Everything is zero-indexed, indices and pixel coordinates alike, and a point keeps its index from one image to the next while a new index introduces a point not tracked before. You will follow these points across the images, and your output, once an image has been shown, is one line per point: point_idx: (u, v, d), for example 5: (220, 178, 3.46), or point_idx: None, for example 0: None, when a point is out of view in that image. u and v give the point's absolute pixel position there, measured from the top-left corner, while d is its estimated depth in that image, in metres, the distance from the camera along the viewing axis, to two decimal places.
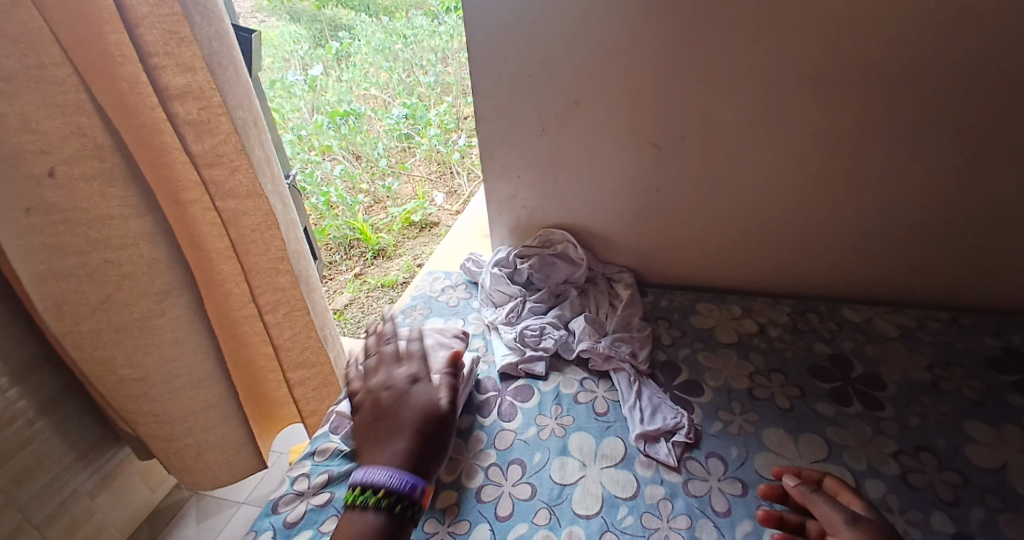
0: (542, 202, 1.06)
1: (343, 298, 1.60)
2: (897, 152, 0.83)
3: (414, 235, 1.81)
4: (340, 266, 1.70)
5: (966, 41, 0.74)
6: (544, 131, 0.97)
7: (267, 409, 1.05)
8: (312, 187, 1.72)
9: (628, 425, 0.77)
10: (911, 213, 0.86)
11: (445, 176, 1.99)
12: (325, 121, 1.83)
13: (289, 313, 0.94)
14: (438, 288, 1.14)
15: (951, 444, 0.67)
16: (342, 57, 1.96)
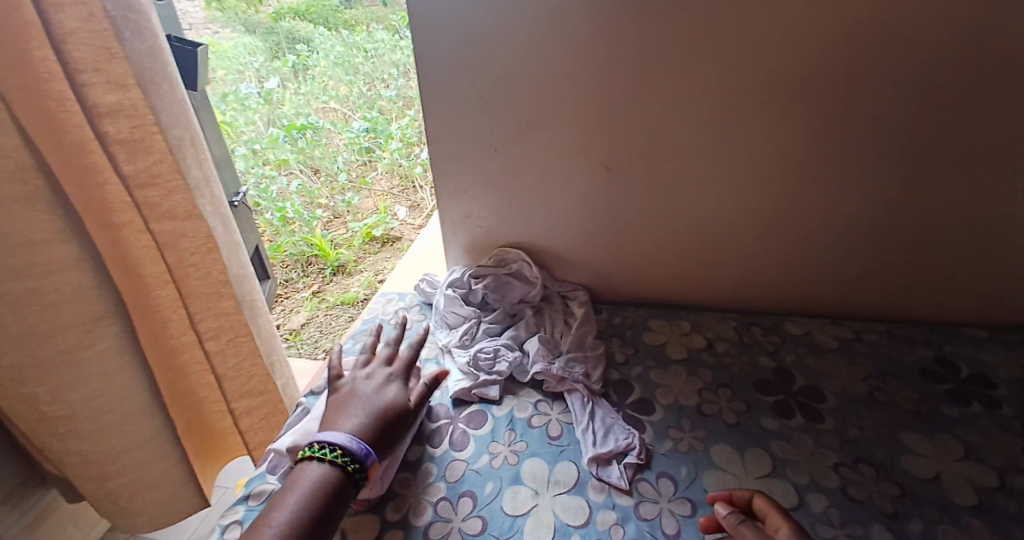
0: (497, 221, 1.05)
1: (300, 317, 1.53)
2: (841, 169, 0.85)
3: (376, 251, 1.77)
4: (297, 284, 1.61)
5: (902, 63, 0.76)
6: (497, 151, 0.96)
7: (211, 441, 0.99)
8: (267, 202, 1.66)
9: (581, 448, 0.76)
10: (852, 228, 0.89)
11: (408, 190, 1.99)
12: (283, 135, 1.73)
13: (233, 340, 0.89)
14: (391, 310, 1.11)
15: (888, 456, 0.69)
16: (299, 70, 1.83)
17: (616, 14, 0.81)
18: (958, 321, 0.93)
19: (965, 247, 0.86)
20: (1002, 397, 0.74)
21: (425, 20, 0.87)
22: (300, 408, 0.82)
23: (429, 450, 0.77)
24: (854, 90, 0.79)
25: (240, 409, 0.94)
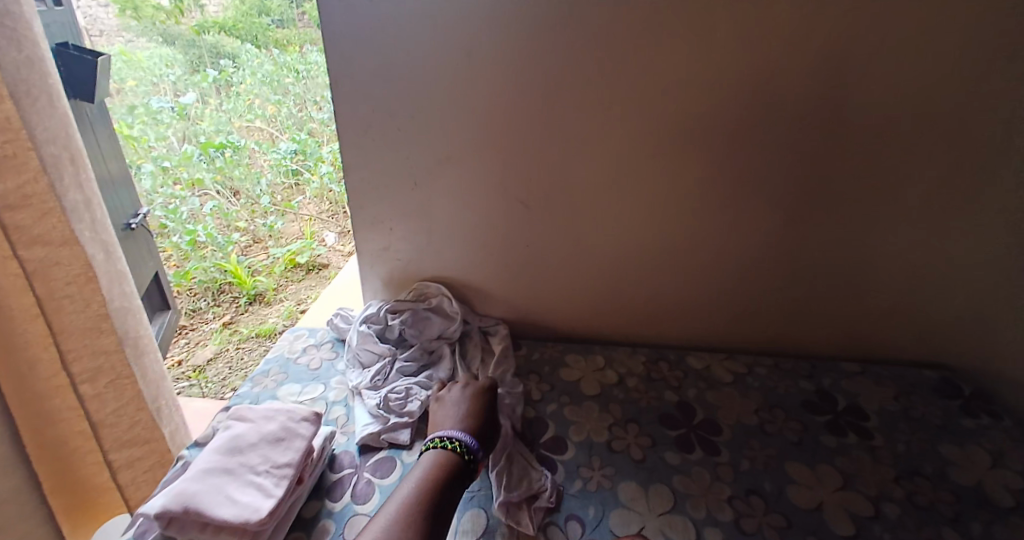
0: (416, 255, 1.02)
1: (207, 351, 1.42)
2: (743, 211, 0.90)
3: (298, 278, 1.66)
4: (206, 314, 1.51)
5: (795, 116, 0.82)
6: (416, 185, 0.95)
7: (82, 497, 0.87)
8: (175, 223, 1.58)
9: (493, 494, 0.73)
10: (756, 270, 0.94)
11: (337, 216, 1.86)
12: (197, 153, 1.67)
13: (113, 382, 0.80)
14: (298, 347, 1.04)
15: (776, 487, 0.72)
16: (220, 85, 1.76)
17: (535, 56, 0.83)
18: (848, 355, 0.99)
19: (852, 288, 0.93)
20: (873, 426, 0.80)
21: (343, 49, 0.85)
22: (182, 460, 0.75)
23: (328, 505, 0.73)
24: (753, 138, 0.84)
25: (119, 461, 0.85)
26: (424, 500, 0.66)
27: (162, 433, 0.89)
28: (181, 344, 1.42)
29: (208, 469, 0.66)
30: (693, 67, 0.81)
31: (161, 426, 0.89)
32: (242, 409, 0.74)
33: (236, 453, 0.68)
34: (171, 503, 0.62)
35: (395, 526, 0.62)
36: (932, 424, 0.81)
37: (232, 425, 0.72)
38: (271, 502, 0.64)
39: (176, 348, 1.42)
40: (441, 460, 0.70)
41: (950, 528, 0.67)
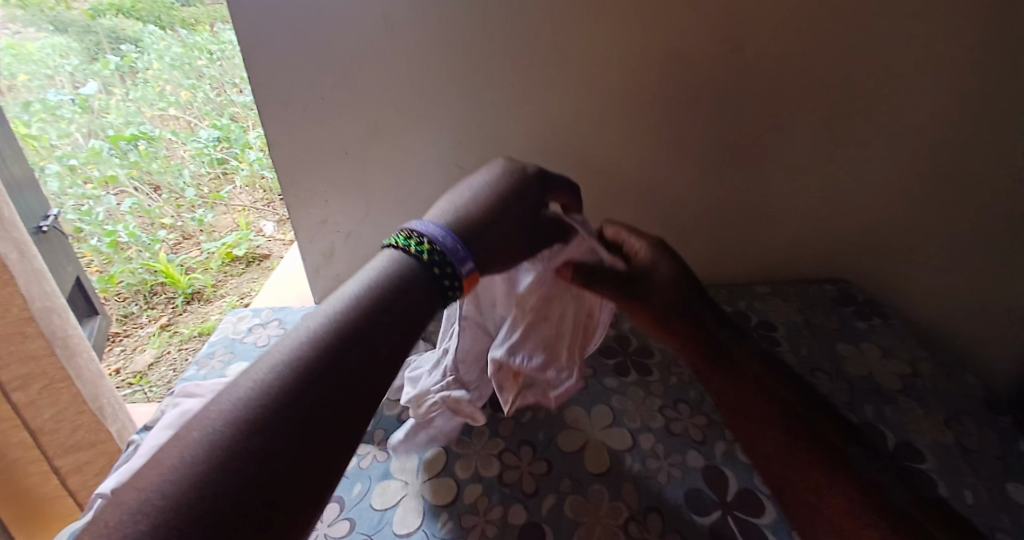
0: (357, 225, 1.02)
1: (147, 355, 1.37)
2: (661, 157, 0.93)
3: (239, 271, 1.51)
4: (139, 318, 1.45)
5: (697, 63, 0.85)
6: (347, 154, 0.95)
7: (33, 510, 0.90)
8: (92, 226, 1.53)
9: (451, 431, 0.71)
10: (687, 214, 0.99)
11: (270, 203, 1.67)
12: (107, 147, 1.60)
13: (46, 387, 0.85)
14: (243, 327, 1.04)
15: (700, 394, 0.76)
16: (127, 73, 1.67)
17: (449, 19, 0.83)
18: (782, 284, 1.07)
19: (776, 221, 0.99)
20: (781, 337, 0.90)
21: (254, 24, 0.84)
22: (130, 446, 0.75)
23: None
24: (662, 86, 0.87)
25: (67, 467, 0.93)
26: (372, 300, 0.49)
27: (107, 433, 0.97)
28: (117, 353, 1.38)
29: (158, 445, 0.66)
30: (603, 19, 0.82)
31: (105, 426, 0.97)
32: (190, 386, 0.75)
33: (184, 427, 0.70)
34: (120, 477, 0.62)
35: (302, 349, 0.44)
36: (829, 328, 0.92)
37: (179, 402, 0.74)
38: None
39: (113, 356, 1.38)
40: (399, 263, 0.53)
41: (848, 415, 0.74)
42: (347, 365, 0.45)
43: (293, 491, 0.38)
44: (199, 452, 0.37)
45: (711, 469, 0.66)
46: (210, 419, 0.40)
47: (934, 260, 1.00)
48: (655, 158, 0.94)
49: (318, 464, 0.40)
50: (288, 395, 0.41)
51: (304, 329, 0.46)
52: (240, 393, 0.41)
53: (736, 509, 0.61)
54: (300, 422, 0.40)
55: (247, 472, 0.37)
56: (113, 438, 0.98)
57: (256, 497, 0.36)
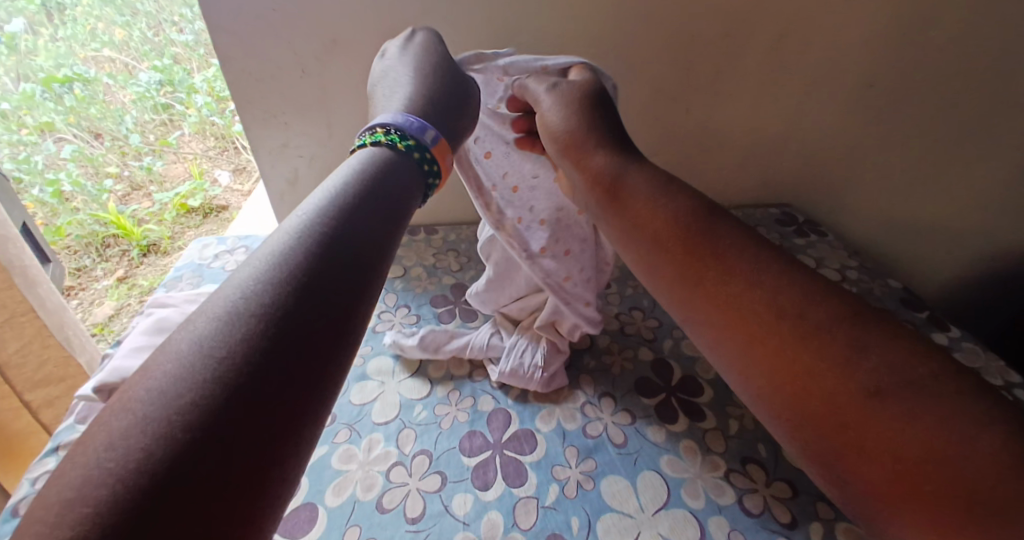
0: (322, 149, 0.88)
1: (106, 309, 1.17)
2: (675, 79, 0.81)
3: (197, 225, 1.34)
4: (94, 271, 1.20)
5: None
6: (306, 73, 0.80)
7: (14, 445, 0.87)
8: (29, 176, 1.13)
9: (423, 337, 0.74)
10: (679, 154, 0.90)
11: (228, 152, 1.42)
12: (39, 91, 1.13)
13: (10, 321, 0.80)
14: (210, 254, 0.90)
15: (652, 301, 0.81)
16: (51, 6, 1.12)
17: None
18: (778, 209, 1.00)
19: (791, 152, 0.90)
20: None
21: None
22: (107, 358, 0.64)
23: None
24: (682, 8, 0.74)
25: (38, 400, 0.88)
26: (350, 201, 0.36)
27: (77, 366, 0.92)
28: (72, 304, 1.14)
29: (139, 347, 0.59)
30: None
31: (75, 359, 0.92)
32: (161, 296, 0.66)
33: (164, 333, 0.61)
34: (108, 376, 0.56)
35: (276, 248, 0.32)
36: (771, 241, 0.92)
37: (151, 313, 0.64)
38: None
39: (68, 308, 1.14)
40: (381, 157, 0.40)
41: None
42: (346, 260, 0.33)
43: (304, 401, 0.27)
44: (170, 394, 0.25)
45: (661, 362, 0.71)
46: (182, 336, 0.27)
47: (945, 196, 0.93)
48: (667, 84, 0.82)
49: (322, 369, 0.28)
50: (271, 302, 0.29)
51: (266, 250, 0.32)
52: (205, 316, 0.28)
53: (678, 391, 0.67)
54: (299, 336, 0.28)
55: (236, 391, 0.26)
56: (83, 371, 0.94)
57: (244, 433, 0.25)
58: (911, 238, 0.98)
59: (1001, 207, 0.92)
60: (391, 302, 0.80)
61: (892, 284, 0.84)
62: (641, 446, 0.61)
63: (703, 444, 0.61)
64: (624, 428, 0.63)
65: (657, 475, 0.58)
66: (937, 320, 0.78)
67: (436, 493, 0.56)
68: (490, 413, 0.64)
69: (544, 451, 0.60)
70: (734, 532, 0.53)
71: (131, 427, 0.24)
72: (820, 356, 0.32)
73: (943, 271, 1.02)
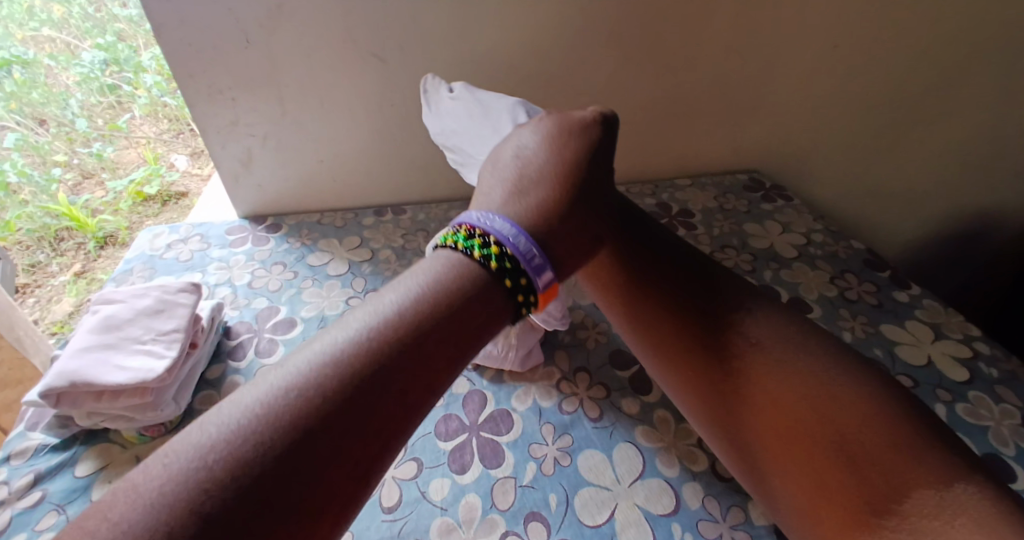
0: (275, 126, 0.84)
1: (66, 306, 1.06)
2: (634, 41, 0.79)
3: (155, 213, 1.19)
4: (50, 267, 1.11)
5: None
6: (249, 43, 0.75)
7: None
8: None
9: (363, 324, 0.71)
10: (645, 120, 0.88)
11: (185, 134, 1.29)
12: None
13: None
14: (162, 244, 0.86)
15: None
16: None
17: None
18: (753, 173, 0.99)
19: (757, 114, 0.89)
20: (697, 222, 0.89)
21: None
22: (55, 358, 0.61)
23: (231, 365, 0.66)
24: None
25: None
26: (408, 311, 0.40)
27: (34, 369, 0.88)
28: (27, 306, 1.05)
29: (85, 347, 0.56)
30: None
31: (30, 360, 0.87)
32: (109, 291, 0.62)
33: (112, 330, 0.58)
34: (53, 379, 0.53)
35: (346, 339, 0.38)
36: (739, 207, 0.92)
37: (99, 310, 0.61)
38: (168, 362, 0.56)
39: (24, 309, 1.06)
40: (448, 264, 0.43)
41: (749, 277, 0.79)
42: (399, 362, 0.38)
43: (336, 486, 0.34)
44: (234, 454, 0.33)
45: None
46: (234, 415, 0.34)
47: (909, 152, 0.93)
48: (629, 46, 0.79)
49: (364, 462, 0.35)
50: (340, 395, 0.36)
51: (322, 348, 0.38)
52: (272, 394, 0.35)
53: None
54: (350, 430, 0.35)
55: (297, 470, 0.33)
56: (41, 373, 0.89)
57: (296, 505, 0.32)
58: (878, 194, 0.99)
59: (961, 157, 0.93)
60: (360, 287, 0.78)
61: (855, 245, 0.85)
62: (616, 419, 0.61)
63: (676, 413, 0.62)
64: (599, 402, 0.63)
65: (632, 447, 0.58)
66: (899, 278, 0.79)
67: (412, 480, 0.55)
68: (466, 396, 0.63)
69: (520, 430, 0.60)
70: (709, 497, 0.54)
71: (174, 484, 0.31)
72: (757, 397, 0.49)
73: (912, 226, 1.03)
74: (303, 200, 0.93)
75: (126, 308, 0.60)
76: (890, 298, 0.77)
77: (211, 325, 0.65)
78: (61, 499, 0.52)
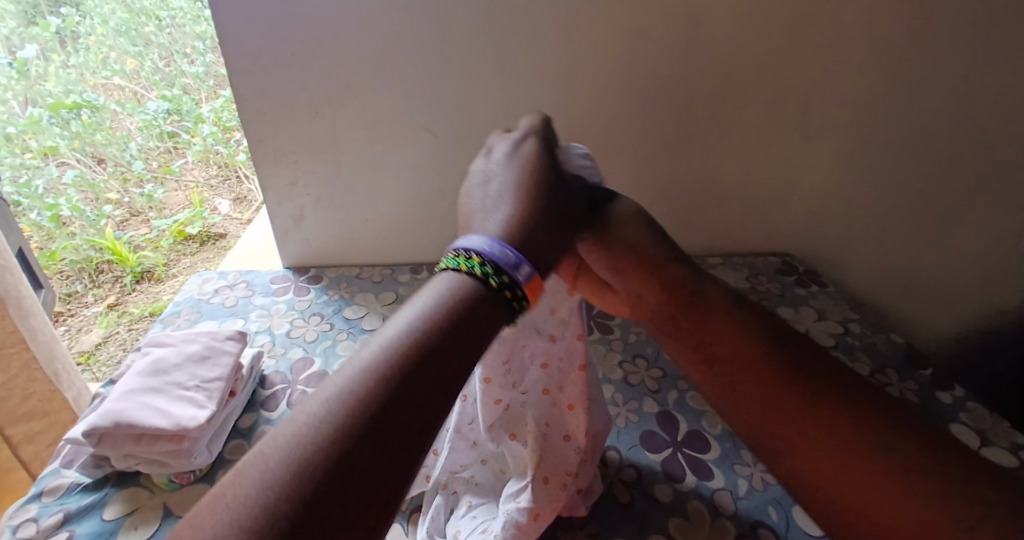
0: (328, 188, 0.88)
1: (94, 336, 1.09)
2: (676, 130, 0.82)
3: (193, 252, 1.23)
4: (85, 297, 1.13)
5: (722, 32, 0.73)
6: (318, 114, 0.81)
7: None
8: (30, 200, 1.12)
9: None
10: (683, 204, 0.89)
11: (230, 181, 1.36)
12: (47, 116, 1.14)
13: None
14: (211, 289, 0.89)
15: (656, 349, 0.79)
16: (65, 38, 1.16)
17: None
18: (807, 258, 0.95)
19: (792, 204, 0.88)
20: None
21: None
22: (97, 398, 0.62)
23: (263, 414, 0.66)
24: (678, 65, 0.76)
25: (19, 436, 0.83)
26: (426, 333, 0.32)
27: (63, 401, 0.88)
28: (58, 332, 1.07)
29: (132, 389, 0.57)
30: None
31: (61, 393, 0.88)
32: (161, 334, 0.64)
33: (160, 374, 0.59)
34: (99, 418, 0.54)
35: (351, 381, 0.29)
36: (773, 290, 0.89)
37: (149, 352, 0.63)
38: (210, 411, 0.57)
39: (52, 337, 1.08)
40: (456, 292, 0.35)
41: None
42: (434, 362, 0.31)
43: (373, 512, 0.26)
44: (270, 474, 0.25)
45: (665, 414, 0.69)
46: (274, 438, 0.27)
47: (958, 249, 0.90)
48: (671, 132, 0.82)
49: (400, 475, 0.28)
50: (362, 421, 0.28)
51: (348, 380, 0.29)
52: (270, 460, 0.26)
53: (685, 448, 0.65)
54: (385, 427, 0.28)
55: (340, 483, 0.26)
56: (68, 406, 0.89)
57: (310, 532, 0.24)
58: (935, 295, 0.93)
59: None
60: None
61: (894, 338, 0.81)
62: (648, 508, 0.59)
63: (711, 506, 0.59)
64: (630, 486, 0.61)
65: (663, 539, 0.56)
66: (942, 379, 0.75)
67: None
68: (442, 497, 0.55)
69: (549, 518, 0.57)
70: None
71: None
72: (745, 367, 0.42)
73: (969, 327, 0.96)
74: (343, 255, 0.95)
75: (172, 353, 0.62)
76: (932, 398, 0.72)
77: (247, 372, 0.66)
78: None
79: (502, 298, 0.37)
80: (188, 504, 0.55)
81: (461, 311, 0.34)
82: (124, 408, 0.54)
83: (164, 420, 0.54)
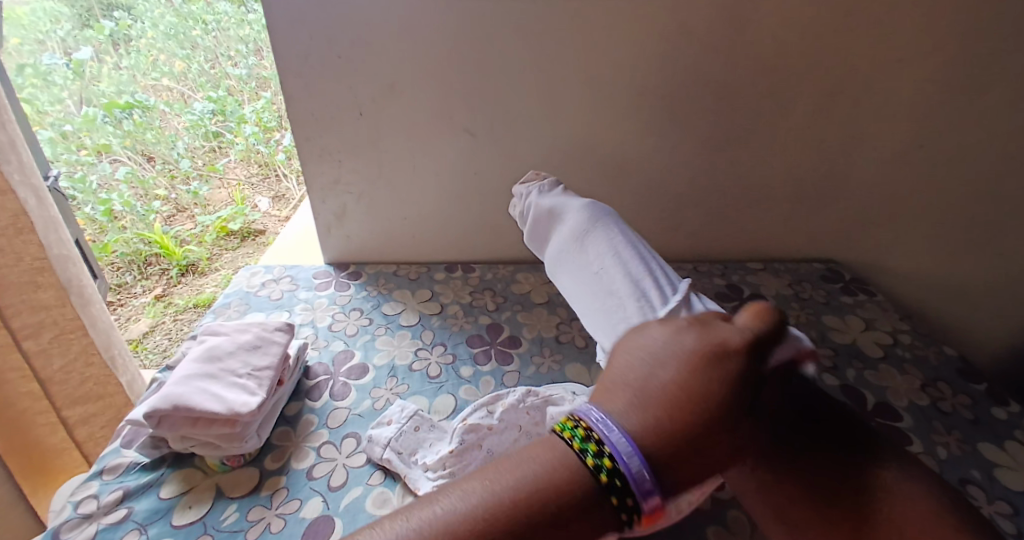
0: (370, 186, 0.90)
1: (142, 325, 1.15)
2: (718, 133, 0.81)
3: (235, 247, 1.28)
4: (134, 288, 1.18)
5: (768, 34, 0.72)
6: (362, 114, 0.83)
7: (42, 462, 0.86)
8: (84, 194, 1.17)
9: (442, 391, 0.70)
10: (723, 208, 0.88)
11: (270, 179, 1.41)
12: (101, 115, 1.20)
13: (57, 337, 0.80)
14: (257, 282, 0.93)
15: None
16: (119, 41, 1.23)
17: None
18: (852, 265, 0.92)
19: (838, 209, 0.86)
20: None
21: None
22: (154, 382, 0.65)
23: (308, 404, 0.68)
24: (723, 67, 0.75)
25: (75, 418, 0.88)
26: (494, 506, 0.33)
27: (117, 386, 0.92)
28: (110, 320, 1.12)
29: (189, 374, 0.60)
30: None
31: (115, 378, 0.92)
32: (213, 324, 0.67)
33: (213, 361, 0.62)
34: (158, 401, 0.56)
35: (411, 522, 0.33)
36: (816, 297, 0.87)
37: (204, 339, 0.66)
38: (259, 398, 0.59)
39: None
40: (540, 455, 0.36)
41: (830, 375, 0.74)
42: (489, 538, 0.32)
43: None
44: None
45: None
46: None
47: None
48: (713, 135, 0.81)
49: None
50: None
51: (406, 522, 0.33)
52: None
53: None
54: None
55: None
56: (121, 390, 0.93)
57: None
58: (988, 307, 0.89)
59: None
60: (429, 339, 0.79)
61: (946, 351, 0.78)
62: (685, 512, 0.58)
63: (750, 514, 0.58)
64: None
65: None
66: (997, 394, 0.71)
67: None
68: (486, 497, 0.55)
69: None
70: None
71: None
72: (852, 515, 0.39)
73: None
74: (382, 252, 0.97)
75: (226, 341, 0.65)
76: (986, 413, 0.69)
77: (293, 361, 0.69)
78: (144, 517, 0.54)
79: (606, 505, 0.34)
80: (238, 487, 0.58)
81: (559, 481, 0.34)
82: (182, 391, 0.57)
83: (219, 405, 0.57)
